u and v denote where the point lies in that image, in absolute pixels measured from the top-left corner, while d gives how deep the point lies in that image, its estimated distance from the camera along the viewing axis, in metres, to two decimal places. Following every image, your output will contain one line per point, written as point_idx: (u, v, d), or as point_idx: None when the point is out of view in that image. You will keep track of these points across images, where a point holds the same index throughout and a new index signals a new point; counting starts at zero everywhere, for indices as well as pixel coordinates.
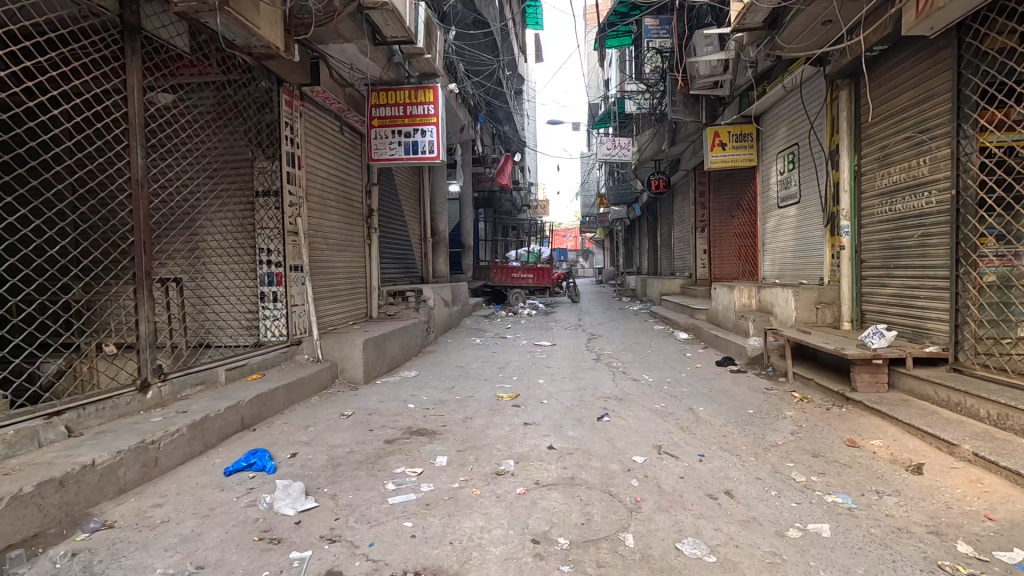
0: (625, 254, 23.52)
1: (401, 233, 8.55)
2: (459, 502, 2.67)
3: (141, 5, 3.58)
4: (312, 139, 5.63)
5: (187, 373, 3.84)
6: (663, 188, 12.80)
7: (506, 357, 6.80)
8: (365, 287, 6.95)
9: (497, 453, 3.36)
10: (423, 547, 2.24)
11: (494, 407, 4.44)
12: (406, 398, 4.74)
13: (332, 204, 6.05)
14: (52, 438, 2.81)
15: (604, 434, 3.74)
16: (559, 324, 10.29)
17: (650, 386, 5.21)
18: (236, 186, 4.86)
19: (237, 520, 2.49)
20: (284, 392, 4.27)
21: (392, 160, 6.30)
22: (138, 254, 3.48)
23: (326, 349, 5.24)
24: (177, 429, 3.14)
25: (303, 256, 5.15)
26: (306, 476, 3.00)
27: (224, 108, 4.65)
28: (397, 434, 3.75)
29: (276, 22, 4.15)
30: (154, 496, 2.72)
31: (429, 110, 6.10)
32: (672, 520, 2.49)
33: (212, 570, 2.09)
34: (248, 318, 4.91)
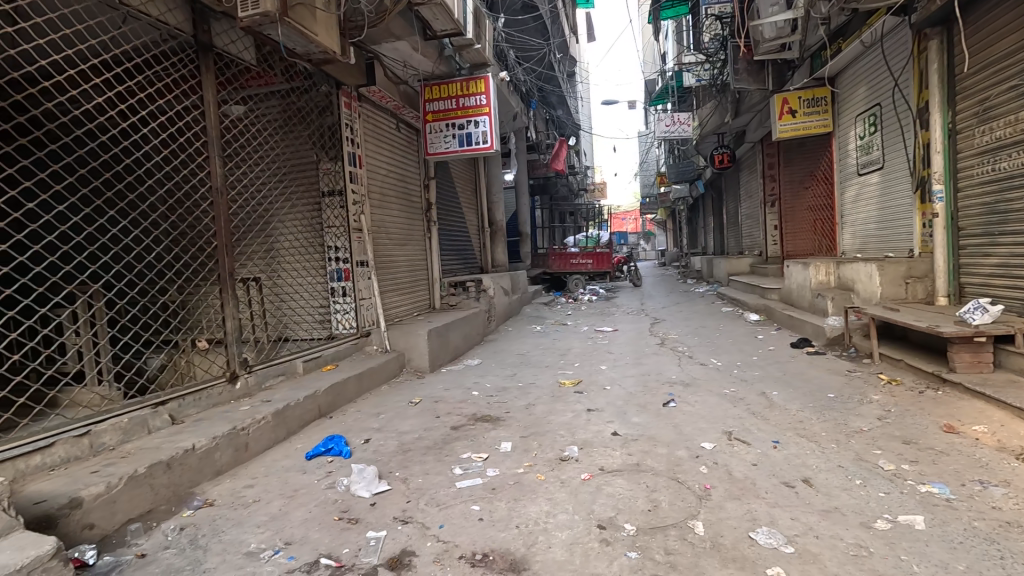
0: (688, 233, 22.61)
1: (459, 225, 8.71)
2: (525, 487, 2.71)
3: (211, 24, 3.84)
4: (371, 138, 5.84)
5: (269, 365, 4.13)
6: (728, 162, 12.22)
7: (567, 343, 6.78)
8: (428, 279, 7.16)
9: (560, 440, 3.37)
10: (490, 531, 2.30)
11: (557, 394, 4.45)
12: (470, 386, 4.86)
13: (393, 201, 6.25)
14: (158, 425, 3.12)
15: (669, 420, 3.65)
16: (621, 309, 10.10)
17: (718, 370, 5.02)
18: (304, 188, 5.13)
19: (318, 501, 2.67)
20: (355, 381, 4.50)
21: (447, 154, 6.34)
22: (222, 256, 3.77)
23: (394, 340, 5.48)
24: (263, 416, 3.40)
25: (368, 251, 5.38)
26: (379, 461, 3.16)
27: (289, 114, 4.91)
28: (462, 421, 3.85)
29: (332, 27, 4.30)
30: (245, 478, 2.98)
31: (481, 101, 6.13)
32: (744, 509, 2.39)
33: (298, 546, 2.26)
34: (320, 313, 5.19)
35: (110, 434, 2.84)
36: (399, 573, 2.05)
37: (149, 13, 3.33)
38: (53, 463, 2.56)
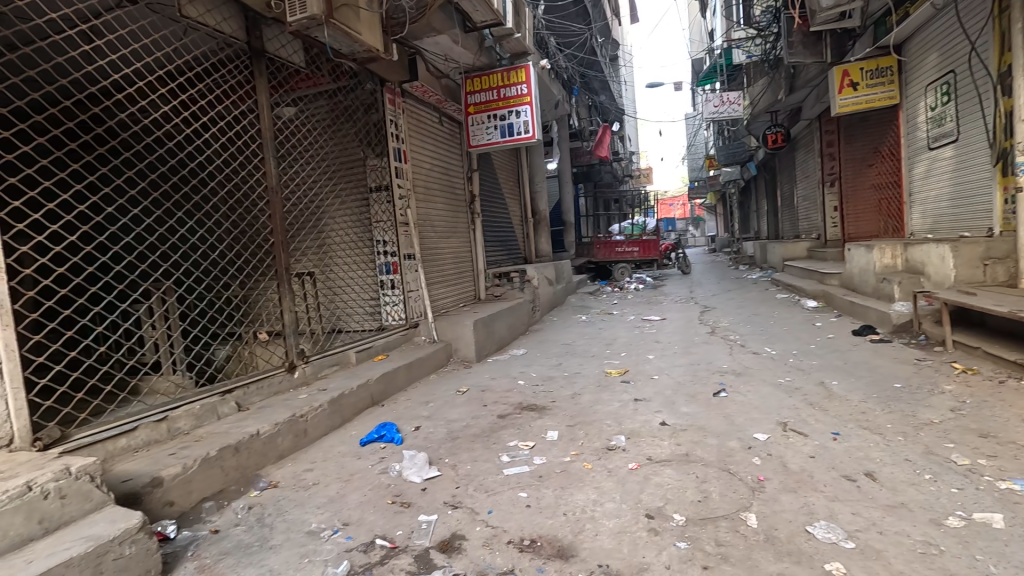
0: (740, 218, 21.74)
1: (503, 216, 8.75)
2: (572, 476, 2.73)
3: (263, 30, 4.01)
4: (415, 132, 5.96)
5: (325, 355, 4.33)
6: (783, 141, 11.64)
7: (613, 333, 6.71)
8: (473, 270, 7.25)
9: (607, 429, 3.36)
10: (537, 517, 2.34)
11: (603, 383, 4.43)
12: (516, 375, 4.92)
13: (437, 194, 6.36)
14: (226, 412, 3.35)
15: (720, 410, 3.56)
16: (669, 297, 9.87)
17: (772, 359, 4.83)
18: (352, 184, 5.30)
19: (372, 485, 2.79)
20: (405, 370, 4.64)
21: (490, 145, 6.35)
22: (279, 252, 3.97)
23: (441, 330, 5.60)
24: (320, 404, 3.57)
25: (415, 245, 5.51)
26: (429, 448, 3.26)
27: (337, 113, 5.07)
28: (509, 409, 3.91)
29: (375, 26, 4.38)
30: (306, 462, 3.15)
31: (522, 91, 6.06)
32: (800, 502, 2.31)
33: (355, 527, 2.38)
34: (370, 305, 5.36)
35: (184, 419, 3.07)
36: (450, 555, 2.11)
37: (207, 24, 3.53)
38: (137, 445, 2.80)
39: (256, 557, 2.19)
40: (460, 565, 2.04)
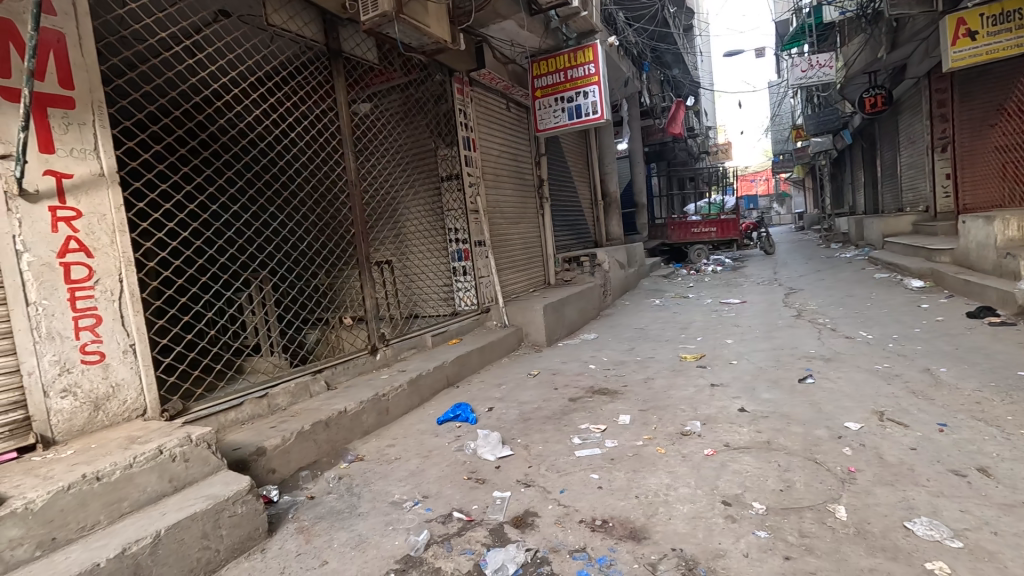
0: (833, 192, 19.96)
1: (572, 199, 8.67)
2: (644, 460, 2.70)
3: (340, 31, 4.20)
4: (483, 120, 6.06)
5: (403, 339, 4.57)
6: (883, 104, 10.48)
7: (689, 317, 6.47)
8: (543, 255, 7.27)
9: (682, 414, 3.28)
10: (609, 499, 2.35)
11: (677, 368, 4.31)
12: (587, 359, 4.90)
13: (506, 179, 6.43)
14: (317, 390, 3.64)
15: (806, 398, 3.35)
16: (750, 279, 9.32)
17: (868, 344, 4.44)
18: (425, 174, 5.48)
19: (449, 462, 2.93)
20: (478, 353, 4.77)
21: (557, 128, 6.27)
22: (360, 242, 4.21)
23: (512, 315, 5.69)
24: (400, 384, 3.79)
25: (485, 231, 5.63)
26: (502, 428, 3.36)
27: (408, 106, 5.25)
28: (580, 393, 3.91)
29: (442, 17, 4.46)
30: (389, 438, 3.36)
31: (590, 70, 5.91)
32: (897, 496, 2.14)
33: (434, 499, 2.53)
34: (443, 291, 5.55)
35: (282, 396, 3.39)
36: (524, 531, 2.18)
37: (290, 29, 3.78)
38: (243, 419, 3.13)
39: (347, 522, 2.39)
40: (533, 540, 2.10)
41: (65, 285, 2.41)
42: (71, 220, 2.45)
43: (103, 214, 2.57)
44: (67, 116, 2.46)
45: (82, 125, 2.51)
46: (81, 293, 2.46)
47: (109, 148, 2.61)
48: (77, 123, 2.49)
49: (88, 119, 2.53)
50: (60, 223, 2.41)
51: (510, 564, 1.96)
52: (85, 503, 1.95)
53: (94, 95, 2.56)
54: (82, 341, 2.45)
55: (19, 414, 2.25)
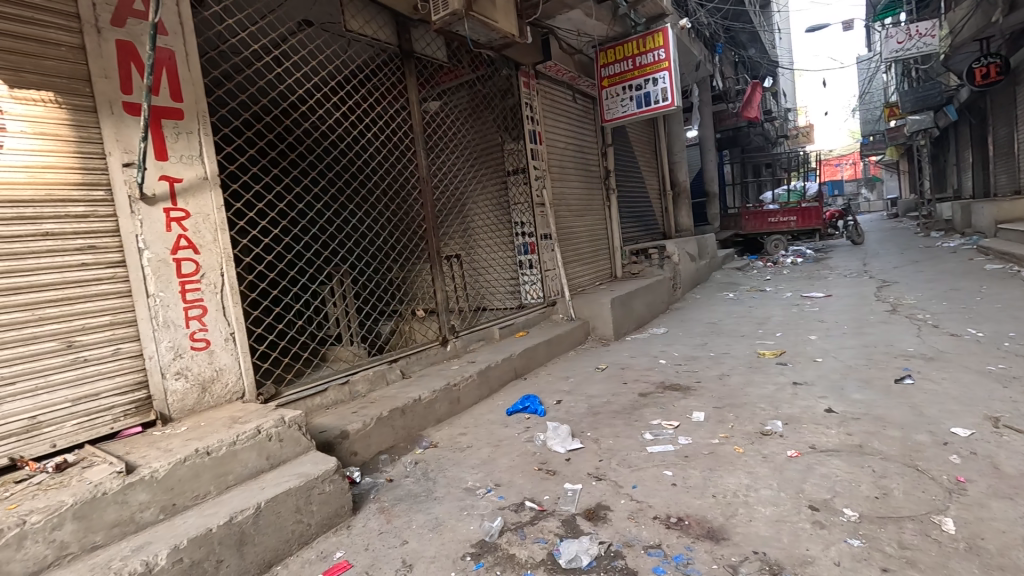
0: (932, 175, 18.10)
1: (639, 190, 8.45)
2: (721, 458, 2.61)
3: (411, 31, 4.34)
4: (549, 113, 6.05)
5: (473, 331, 4.68)
6: (997, 75, 9.38)
7: (766, 311, 6.13)
8: (609, 248, 7.16)
9: (761, 413, 3.13)
10: (685, 497, 2.29)
11: (754, 365, 4.11)
12: (656, 354, 4.79)
13: (572, 171, 6.39)
14: (393, 378, 3.82)
15: (904, 399, 3.08)
16: (835, 271, 8.67)
17: (978, 343, 4.01)
18: (492, 169, 5.56)
19: (520, 452, 2.97)
20: (545, 346, 4.79)
21: (625, 118, 6.14)
22: (431, 236, 4.35)
23: (579, 308, 5.66)
24: (470, 374, 3.89)
25: (551, 225, 5.65)
26: (571, 421, 3.36)
27: (476, 102, 5.32)
28: (650, 388, 3.83)
29: (509, 11, 4.46)
30: (460, 427, 3.47)
31: (659, 56, 5.68)
32: (1017, 511, 1.93)
33: (506, 488, 2.58)
34: (510, 285, 5.61)
35: (362, 383, 3.59)
36: (596, 523, 2.18)
37: (365, 34, 3.94)
38: (328, 403, 3.34)
39: (424, 505, 2.50)
40: (606, 534, 2.10)
41: (177, 278, 2.68)
42: (182, 220, 2.71)
43: (207, 214, 2.82)
44: (177, 126, 2.72)
45: (189, 134, 2.77)
46: (190, 286, 2.72)
47: (211, 153, 2.85)
48: (186, 132, 2.75)
49: (194, 127, 2.79)
50: (173, 223, 2.67)
51: (584, 555, 1.97)
52: (198, 475, 2.17)
53: (198, 105, 2.80)
54: (191, 329, 2.72)
55: (142, 393, 2.54)
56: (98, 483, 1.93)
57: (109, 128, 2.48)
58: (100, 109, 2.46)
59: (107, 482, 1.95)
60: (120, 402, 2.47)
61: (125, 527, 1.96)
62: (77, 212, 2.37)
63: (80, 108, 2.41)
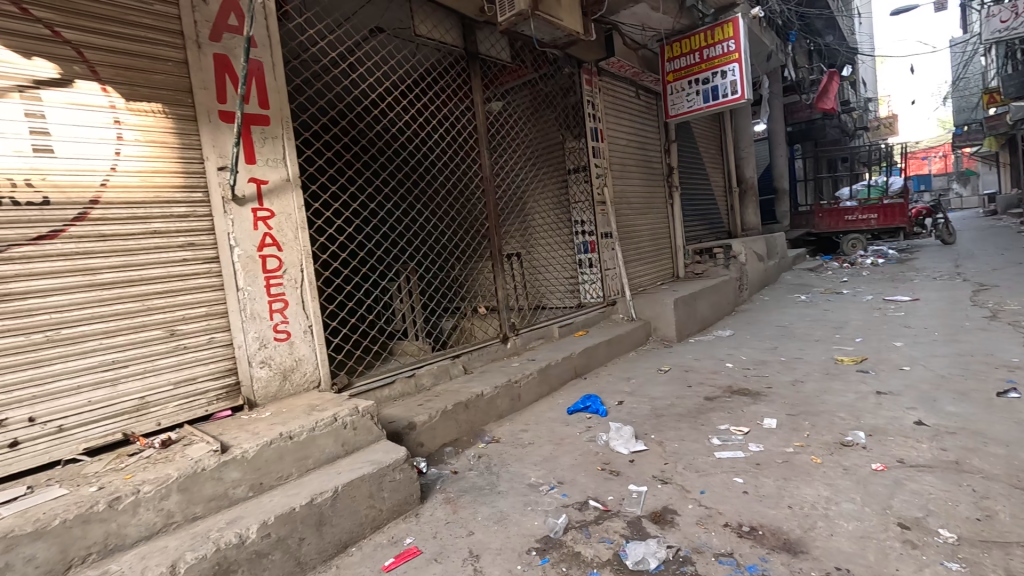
0: None
1: (703, 187, 8.17)
2: (796, 468, 2.49)
3: (477, 33, 4.41)
4: (611, 110, 5.98)
5: (533, 329, 4.71)
6: None
7: (843, 315, 5.75)
8: (671, 247, 6.98)
9: (841, 422, 2.95)
10: (758, 505, 2.20)
11: (832, 372, 3.87)
12: (722, 357, 4.62)
13: (634, 169, 6.27)
14: (455, 372, 3.91)
15: (1008, 414, 2.81)
16: (922, 273, 8.00)
17: None
18: (553, 167, 5.56)
19: (582, 451, 2.97)
20: (605, 346, 4.74)
21: (690, 113, 5.97)
22: (493, 235, 4.42)
23: (640, 308, 5.56)
24: (530, 372, 3.91)
25: (612, 223, 5.58)
26: (634, 422, 3.32)
27: (537, 101, 5.34)
28: (717, 392, 3.71)
29: (574, 8, 4.43)
30: (522, 423, 3.51)
31: (729, 48, 5.43)
32: None
33: (569, 486, 2.59)
34: (569, 284, 5.60)
35: (427, 376, 3.70)
36: (663, 527, 2.15)
37: (433, 37, 4.06)
38: (395, 395, 3.47)
39: (488, 498, 2.55)
40: (674, 538, 2.06)
41: (263, 274, 2.87)
42: (267, 220, 2.91)
43: (289, 214, 3.01)
44: (264, 132, 2.92)
45: (274, 138, 2.96)
46: (274, 281, 2.92)
47: (293, 156, 3.03)
48: (271, 137, 2.94)
49: (279, 133, 2.97)
50: (259, 222, 2.87)
51: (651, 558, 1.94)
52: (282, 457, 2.33)
53: (281, 111, 2.99)
54: (274, 321, 2.91)
55: (232, 378, 2.75)
56: (198, 460, 2.12)
57: (208, 135, 2.70)
58: (200, 118, 2.68)
59: (206, 459, 2.13)
60: (213, 386, 2.68)
61: (221, 501, 2.13)
62: (179, 212, 2.59)
63: (183, 118, 2.64)
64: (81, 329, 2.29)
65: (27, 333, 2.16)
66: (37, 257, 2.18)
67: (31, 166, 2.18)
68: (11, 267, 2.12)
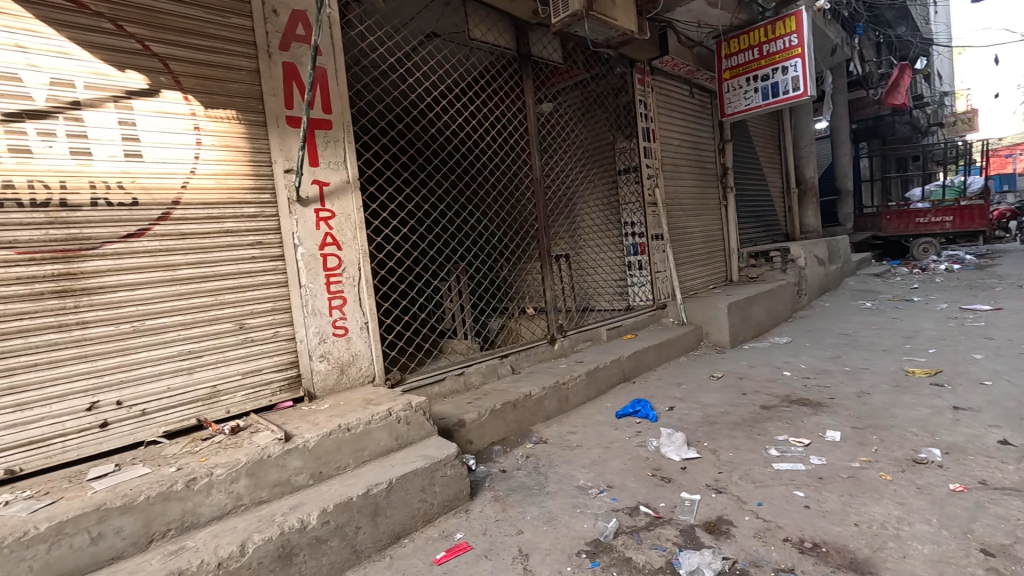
0: None
1: (759, 188, 7.85)
2: (864, 484, 2.35)
3: (530, 36, 4.45)
4: (664, 110, 5.86)
5: (580, 331, 4.68)
6: None
7: (914, 324, 5.38)
8: (724, 250, 6.78)
9: (913, 438, 2.77)
10: (822, 521, 2.10)
11: (903, 384, 3.63)
12: (780, 365, 4.43)
13: (686, 169, 6.12)
14: (503, 372, 3.95)
15: None
16: (1004, 280, 7.38)
17: None
18: (603, 168, 5.51)
19: (632, 456, 2.92)
20: (655, 350, 4.65)
21: (748, 111, 5.76)
22: (542, 235, 4.43)
23: (691, 313, 5.42)
24: (579, 374, 3.89)
25: (663, 224, 5.49)
26: (686, 429, 3.24)
27: (589, 101, 5.31)
28: (774, 401, 3.56)
29: (629, 7, 4.37)
30: (569, 425, 3.49)
31: (792, 43, 5.21)
32: None
33: (619, 491, 2.55)
34: (618, 286, 5.53)
35: (475, 375, 3.76)
36: (719, 538, 2.08)
37: (487, 41, 4.13)
38: (445, 392, 3.54)
39: (537, 498, 2.56)
40: (730, 549, 2.00)
41: (324, 272, 3.00)
42: (328, 220, 3.04)
43: (349, 215, 3.13)
44: (327, 136, 3.05)
45: (336, 142, 3.09)
46: (334, 279, 3.04)
47: (353, 159, 3.14)
48: (334, 140, 3.07)
49: (340, 136, 3.10)
50: (321, 222, 3.00)
51: (706, 569, 1.89)
52: (340, 448, 2.42)
53: (342, 116, 3.11)
54: (333, 318, 3.04)
55: (294, 371, 2.89)
56: (265, 447, 2.24)
57: (276, 140, 2.85)
58: (269, 123, 2.83)
59: (272, 446, 2.24)
60: (277, 378, 2.83)
61: (284, 487, 2.25)
62: (249, 212, 2.75)
63: (254, 123, 2.80)
64: (162, 321, 2.46)
65: (117, 323, 2.35)
66: (126, 253, 2.37)
67: (122, 170, 2.37)
68: (104, 262, 2.31)
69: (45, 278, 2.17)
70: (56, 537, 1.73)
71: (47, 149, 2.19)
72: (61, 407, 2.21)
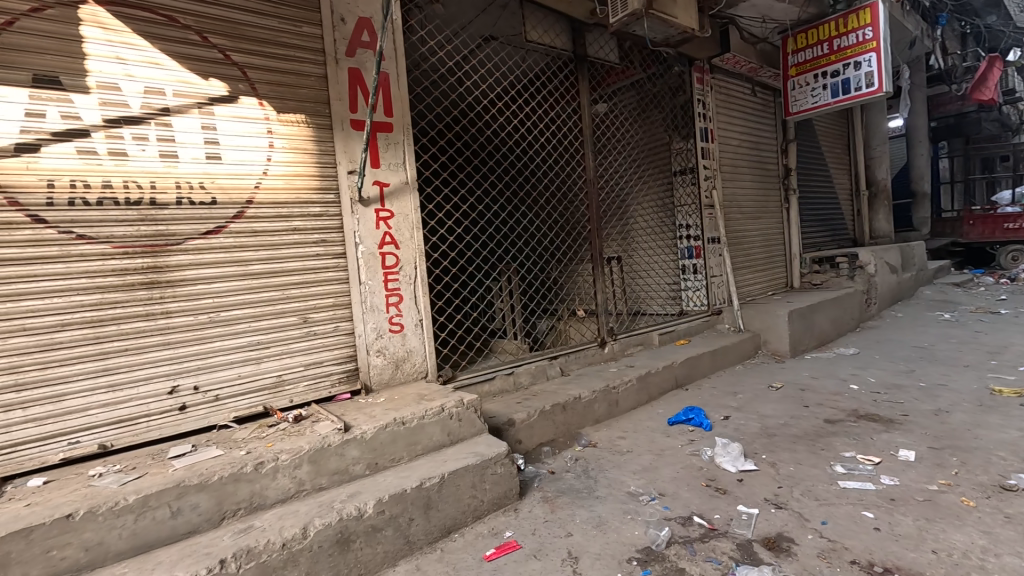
0: None
1: (825, 190, 7.45)
2: (942, 509, 2.19)
3: (586, 36, 4.43)
4: (723, 109, 5.67)
5: (631, 334, 4.60)
6: None
7: (1002, 339, 4.93)
8: (786, 255, 6.48)
9: (1000, 463, 2.54)
10: (894, 546, 1.97)
11: (987, 404, 3.34)
12: (846, 377, 4.18)
13: (746, 170, 5.90)
14: (552, 373, 3.94)
15: None
16: None
17: None
18: (657, 168, 5.39)
19: (685, 465, 2.85)
20: (709, 356, 4.50)
21: (815, 109, 5.46)
22: (594, 237, 4.39)
23: (748, 319, 5.23)
24: (629, 378, 3.83)
25: (720, 227, 5.33)
26: (742, 439, 3.12)
27: (645, 101, 5.20)
28: (839, 415, 3.37)
29: (690, 5, 4.25)
30: (619, 430, 3.44)
31: (866, 36, 4.93)
32: None
33: (671, 499, 2.50)
34: (671, 289, 5.40)
35: (525, 375, 3.77)
36: (779, 555, 2.00)
37: (543, 42, 4.15)
38: (494, 391, 3.59)
39: (587, 501, 2.54)
40: (792, 568, 1.91)
41: (382, 270, 3.10)
42: (388, 220, 3.14)
43: (407, 215, 3.22)
44: (388, 138, 3.15)
45: (397, 144, 3.19)
46: (391, 277, 3.14)
47: (411, 160, 3.23)
48: (394, 142, 3.17)
49: (400, 139, 3.19)
50: (380, 222, 3.11)
51: None
52: (395, 440, 2.50)
53: (403, 119, 3.21)
54: (390, 314, 3.13)
55: (352, 364, 3.00)
56: (325, 435, 2.34)
57: (340, 142, 2.98)
58: (334, 126, 2.96)
59: (332, 436, 2.34)
60: (337, 370, 2.95)
61: (343, 476, 2.34)
62: (315, 211, 2.88)
63: (322, 126, 2.94)
64: (234, 313, 2.62)
65: (196, 313, 2.52)
66: (206, 248, 2.54)
67: (204, 171, 2.55)
68: (186, 257, 2.49)
69: (135, 270, 2.37)
70: (142, 509, 1.88)
71: (140, 152, 2.38)
72: (146, 389, 2.40)
